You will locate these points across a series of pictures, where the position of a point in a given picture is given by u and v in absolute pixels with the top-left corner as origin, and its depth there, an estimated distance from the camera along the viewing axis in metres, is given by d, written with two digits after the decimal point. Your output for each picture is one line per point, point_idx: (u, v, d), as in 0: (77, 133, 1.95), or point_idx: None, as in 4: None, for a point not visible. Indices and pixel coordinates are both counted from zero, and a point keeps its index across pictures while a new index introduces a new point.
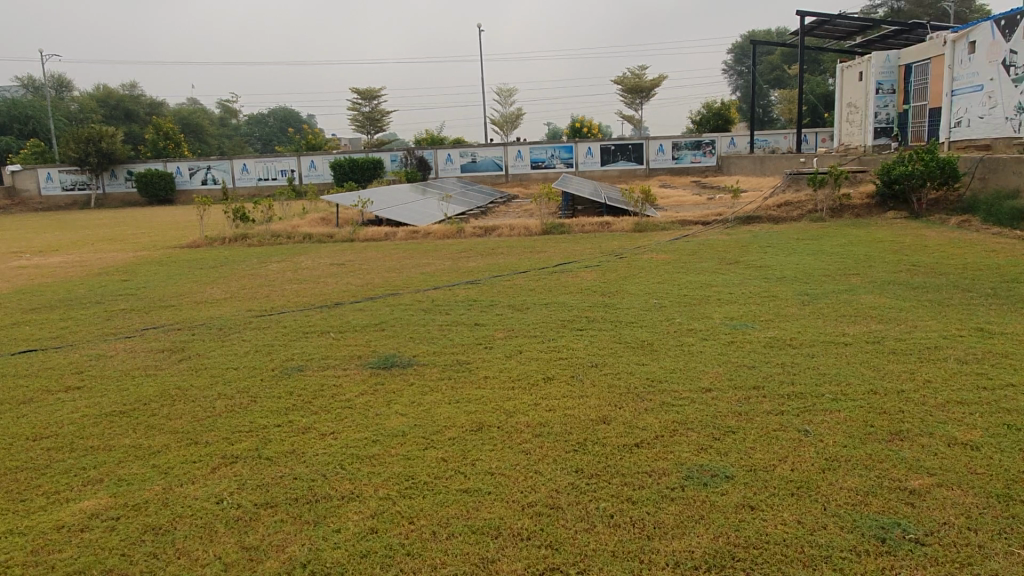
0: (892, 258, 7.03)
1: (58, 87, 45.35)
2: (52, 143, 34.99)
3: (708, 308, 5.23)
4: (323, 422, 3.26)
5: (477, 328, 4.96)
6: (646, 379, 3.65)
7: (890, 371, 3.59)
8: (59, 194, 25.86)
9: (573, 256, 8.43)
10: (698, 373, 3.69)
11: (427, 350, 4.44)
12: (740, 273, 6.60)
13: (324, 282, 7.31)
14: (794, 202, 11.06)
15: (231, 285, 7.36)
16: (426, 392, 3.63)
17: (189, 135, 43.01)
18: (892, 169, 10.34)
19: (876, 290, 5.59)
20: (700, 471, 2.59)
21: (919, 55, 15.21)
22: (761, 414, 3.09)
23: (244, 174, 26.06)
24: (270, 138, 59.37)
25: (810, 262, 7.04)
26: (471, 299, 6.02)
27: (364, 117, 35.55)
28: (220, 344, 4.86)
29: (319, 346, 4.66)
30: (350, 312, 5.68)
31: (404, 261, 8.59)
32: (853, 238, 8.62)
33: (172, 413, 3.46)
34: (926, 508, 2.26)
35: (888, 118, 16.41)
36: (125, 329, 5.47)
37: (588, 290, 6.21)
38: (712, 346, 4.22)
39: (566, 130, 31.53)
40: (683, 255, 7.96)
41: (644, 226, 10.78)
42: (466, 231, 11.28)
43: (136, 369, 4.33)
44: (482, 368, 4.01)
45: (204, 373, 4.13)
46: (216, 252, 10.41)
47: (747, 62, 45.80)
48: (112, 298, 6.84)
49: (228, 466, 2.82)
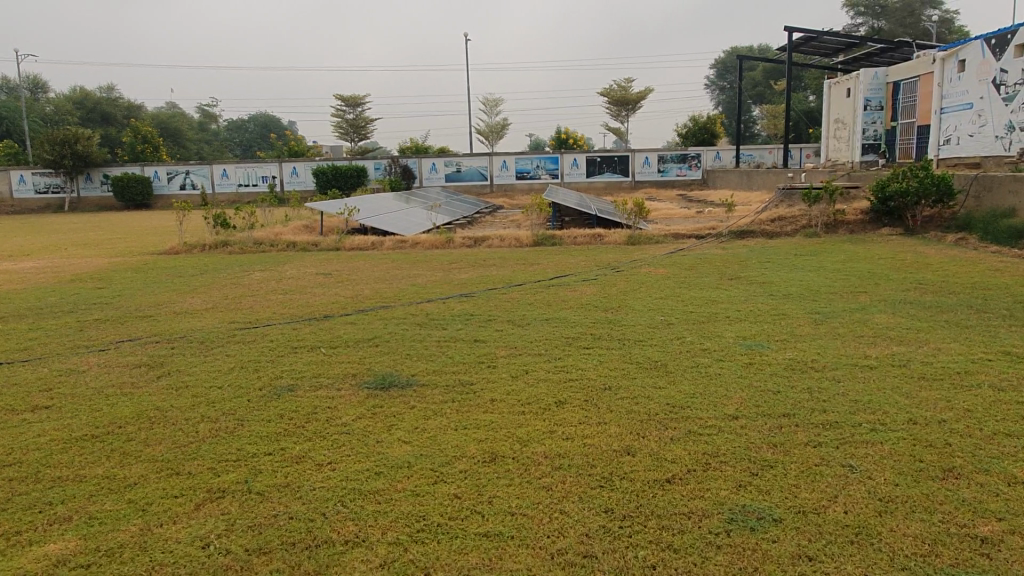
0: (896, 276, 6.86)
1: (33, 88, 44.48)
2: (24, 145, 34.19)
3: (718, 326, 5.00)
4: (318, 451, 2.96)
5: (477, 345, 4.69)
6: (666, 404, 3.41)
7: (925, 399, 3.36)
8: (32, 197, 25.23)
9: (568, 268, 8.19)
10: (720, 399, 3.44)
11: (427, 368, 4.16)
12: (745, 290, 6.38)
13: (311, 293, 6.99)
14: (788, 217, 10.90)
15: (213, 295, 7.02)
16: (429, 417, 3.35)
17: (167, 140, 42.34)
18: (887, 185, 10.24)
19: (888, 309, 5.41)
20: (745, 512, 2.34)
21: (907, 73, 15.22)
22: (798, 445, 2.85)
23: (224, 179, 25.61)
24: (251, 145, 58.78)
25: (814, 279, 6.85)
26: (467, 313, 5.75)
27: (348, 124, 35.22)
28: (202, 359, 4.54)
29: (309, 362, 4.36)
30: (340, 326, 5.38)
31: (393, 272, 8.31)
32: (851, 254, 8.47)
33: (151, 438, 3.16)
34: (1004, 562, 2.03)
35: (876, 134, 16.40)
36: (99, 341, 5.13)
37: (589, 305, 5.97)
38: (730, 368, 3.98)
39: (551, 142, 31.42)
40: (681, 270, 7.75)
41: (637, 238, 10.58)
42: (455, 242, 11.00)
43: (110, 387, 3.99)
44: (487, 390, 3.73)
45: (184, 392, 3.81)
46: (196, 259, 10.04)
47: (730, 78, 46.12)
48: (85, 307, 6.48)
49: (213, 502, 2.52)
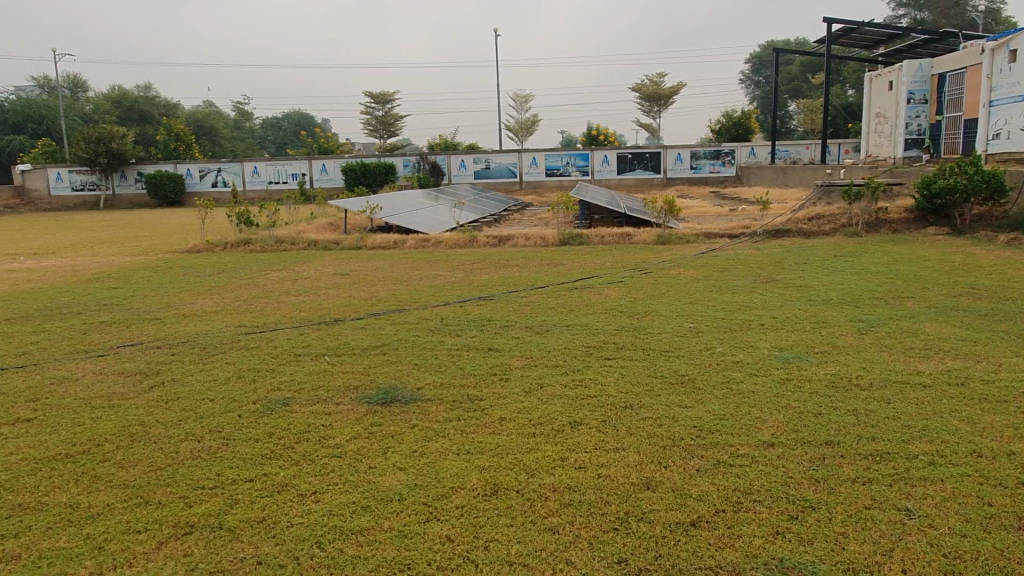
0: (945, 280, 6.38)
1: (73, 88, 45.24)
2: (63, 144, 34.78)
3: (752, 336, 4.62)
4: (303, 479, 2.69)
5: (491, 355, 4.37)
6: (693, 427, 3.06)
7: (989, 426, 2.97)
8: (68, 195, 25.59)
9: (594, 270, 7.84)
10: (755, 422, 3.08)
11: (434, 381, 3.86)
12: (781, 294, 6.00)
13: (325, 294, 6.74)
14: (827, 215, 10.39)
15: (226, 295, 6.82)
16: (429, 438, 3.05)
17: (202, 138, 42.79)
18: (933, 182, 9.68)
19: (939, 317, 4.98)
20: (781, 569, 2.00)
21: (953, 64, 14.53)
22: (842, 482, 2.50)
23: (255, 176, 25.66)
24: (284, 142, 59.22)
25: (857, 283, 6.41)
26: (484, 318, 5.44)
27: (377, 121, 35.15)
28: (200, 366, 4.30)
29: (309, 373, 4.09)
30: (348, 331, 5.11)
31: (412, 272, 8.05)
32: (895, 255, 7.98)
33: (126, 459, 2.90)
34: None
35: (920, 129, 15.69)
36: (99, 345, 4.92)
37: (614, 309, 5.62)
38: (764, 384, 3.61)
39: (582, 138, 30.96)
40: (713, 271, 7.36)
41: (667, 238, 10.18)
42: (480, 240, 10.70)
43: (99, 397, 3.76)
44: (497, 407, 3.42)
45: (173, 406, 3.56)
46: (217, 257, 9.90)
47: (766, 72, 45.14)
48: (95, 308, 6.32)
49: (178, 541, 2.27)
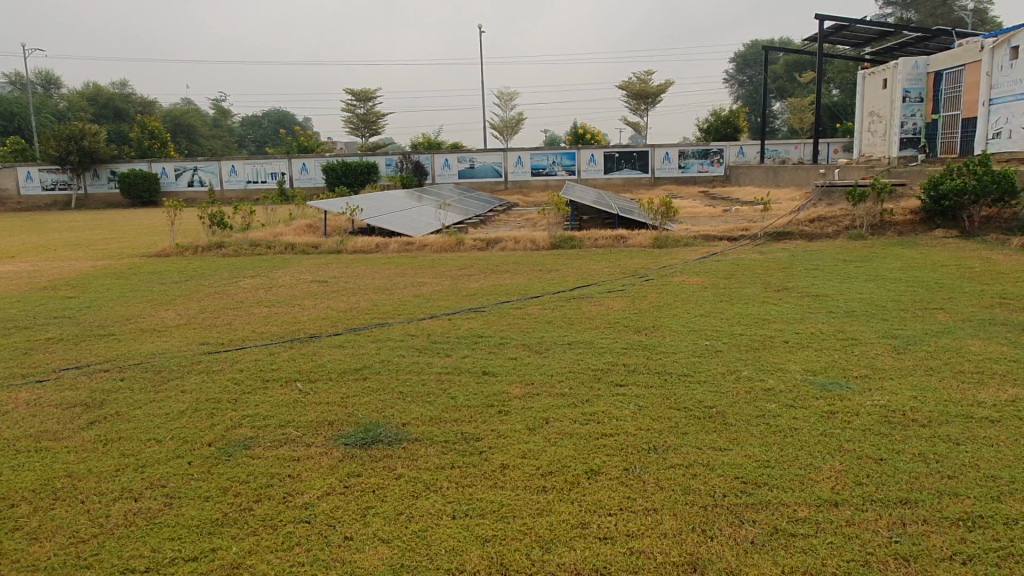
0: (972, 289, 5.90)
1: (45, 85, 43.97)
2: (34, 142, 33.72)
3: (778, 356, 4.11)
4: (261, 557, 2.16)
5: (485, 381, 3.83)
6: (736, 480, 2.54)
7: None
8: (39, 194, 24.69)
9: (590, 276, 7.33)
10: (807, 471, 2.58)
11: (422, 416, 3.31)
12: (800, 304, 5.52)
13: (299, 304, 6.17)
14: (829, 216, 9.92)
15: (192, 306, 6.24)
16: (418, 496, 2.51)
17: (179, 136, 41.78)
18: (941, 182, 9.24)
19: (978, 332, 4.50)
20: None
21: (950, 61, 14.16)
22: (939, 563, 2.02)
23: (232, 175, 24.87)
24: (262, 141, 58.24)
25: (877, 292, 5.93)
26: (475, 335, 4.89)
27: (359, 119, 34.43)
28: (150, 396, 3.71)
29: (277, 404, 3.53)
30: (323, 350, 4.55)
31: (395, 279, 7.47)
32: (908, 259, 7.55)
33: (42, 528, 2.35)
34: None
35: (916, 127, 15.24)
36: (39, 369, 4.33)
37: (619, 323, 5.10)
38: (807, 420, 3.09)
39: (568, 138, 30.47)
40: (719, 278, 6.88)
41: (663, 240, 9.71)
42: (466, 243, 10.13)
43: (26, 437, 3.18)
44: (498, 451, 2.88)
45: (111, 450, 2.99)
46: (186, 262, 9.28)
47: (751, 70, 45.01)
48: (43, 322, 5.72)
49: None
